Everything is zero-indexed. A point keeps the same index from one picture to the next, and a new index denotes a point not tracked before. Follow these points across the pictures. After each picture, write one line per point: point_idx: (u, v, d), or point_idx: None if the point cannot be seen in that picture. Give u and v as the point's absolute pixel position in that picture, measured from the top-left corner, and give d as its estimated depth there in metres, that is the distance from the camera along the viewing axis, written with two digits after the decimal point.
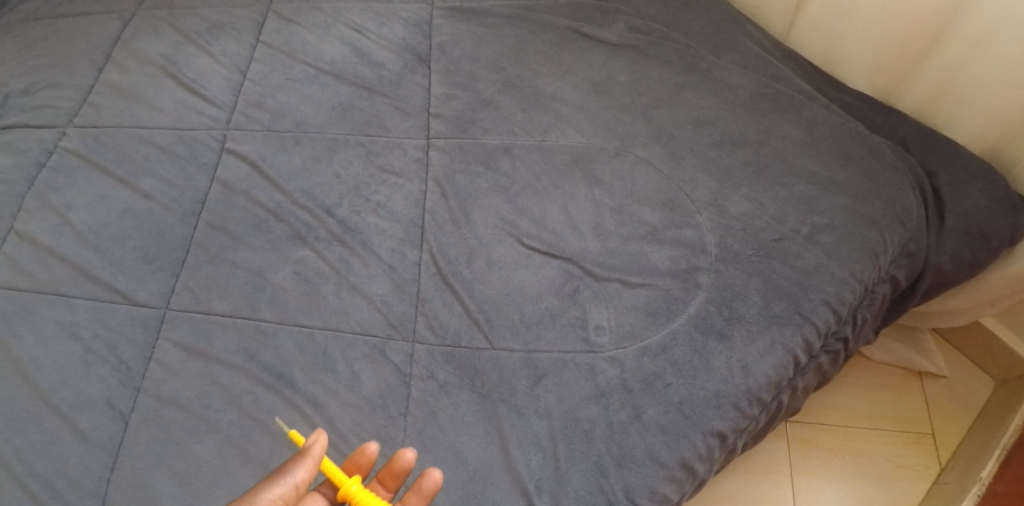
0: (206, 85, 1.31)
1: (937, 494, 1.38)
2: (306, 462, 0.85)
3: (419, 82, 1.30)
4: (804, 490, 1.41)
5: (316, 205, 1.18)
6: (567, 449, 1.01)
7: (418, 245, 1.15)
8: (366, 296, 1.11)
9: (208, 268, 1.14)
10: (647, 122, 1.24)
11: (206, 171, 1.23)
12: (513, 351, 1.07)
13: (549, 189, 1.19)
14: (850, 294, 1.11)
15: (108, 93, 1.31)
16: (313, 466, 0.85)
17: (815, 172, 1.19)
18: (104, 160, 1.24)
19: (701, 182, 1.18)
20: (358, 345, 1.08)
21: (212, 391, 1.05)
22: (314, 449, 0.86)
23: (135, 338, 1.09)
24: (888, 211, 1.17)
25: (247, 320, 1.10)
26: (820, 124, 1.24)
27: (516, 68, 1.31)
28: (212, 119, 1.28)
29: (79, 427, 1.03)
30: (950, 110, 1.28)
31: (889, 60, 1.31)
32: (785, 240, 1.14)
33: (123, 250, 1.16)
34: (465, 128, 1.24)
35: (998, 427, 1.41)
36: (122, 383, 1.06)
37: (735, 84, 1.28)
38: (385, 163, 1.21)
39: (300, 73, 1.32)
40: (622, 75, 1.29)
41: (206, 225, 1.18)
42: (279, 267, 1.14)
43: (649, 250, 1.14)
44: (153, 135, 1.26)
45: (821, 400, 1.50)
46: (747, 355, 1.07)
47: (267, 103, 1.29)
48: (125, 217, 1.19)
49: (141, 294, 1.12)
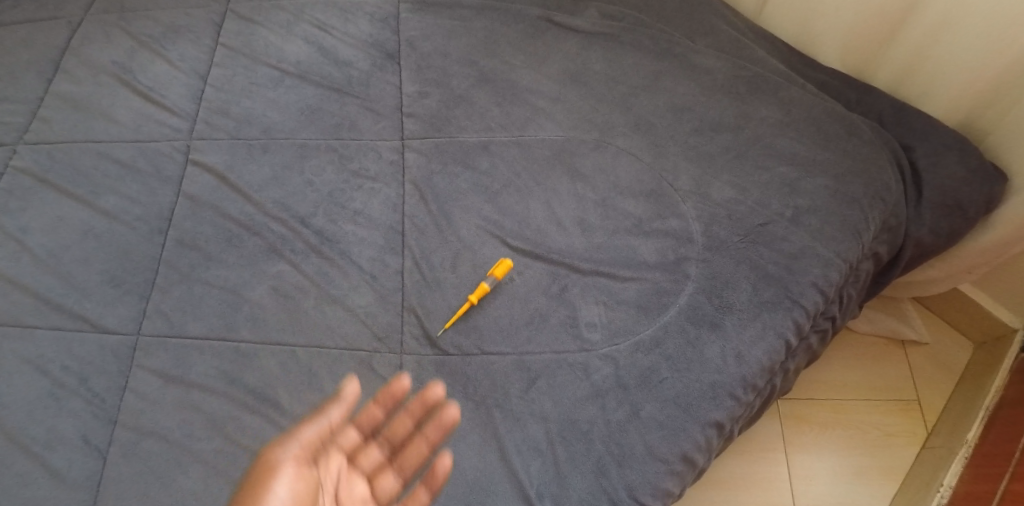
0: (164, 93, 1.25)
1: (926, 459, 1.40)
2: (339, 407, 0.85)
3: (389, 80, 1.25)
4: (798, 467, 1.42)
5: (290, 216, 1.14)
6: (566, 451, 1.00)
7: (400, 251, 1.11)
8: (349, 308, 1.07)
9: (180, 289, 1.09)
10: (626, 110, 1.22)
11: (171, 185, 1.17)
12: (504, 355, 1.05)
13: (531, 185, 1.16)
14: (836, 274, 1.10)
15: (59, 106, 1.24)
16: (347, 409, 0.86)
17: (795, 154, 1.18)
18: (59, 178, 1.17)
19: (684, 170, 1.16)
20: (344, 360, 1.04)
21: (193, 418, 1.01)
22: (348, 395, 0.85)
23: (106, 368, 1.04)
24: (869, 188, 1.16)
25: (225, 342, 1.06)
26: (798, 104, 1.22)
27: (489, 61, 1.27)
28: (173, 129, 1.22)
29: (53, 466, 0.98)
30: (923, 83, 1.28)
31: (861, 37, 1.30)
32: (770, 224, 1.12)
33: (87, 274, 1.10)
34: (440, 127, 1.20)
35: (980, 390, 1.42)
36: (96, 415, 1.01)
37: (712, 68, 1.26)
38: (359, 167, 1.17)
39: (264, 77, 1.26)
40: (598, 63, 1.27)
41: (174, 242, 1.12)
42: (256, 282, 1.09)
43: (636, 243, 1.12)
44: (111, 149, 1.20)
45: (808, 376, 1.51)
46: (740, 342, 1.05)
47: (231, 109, 1.23)
48: (86, 239, 1.13)
49: (109, 320, 1.07)
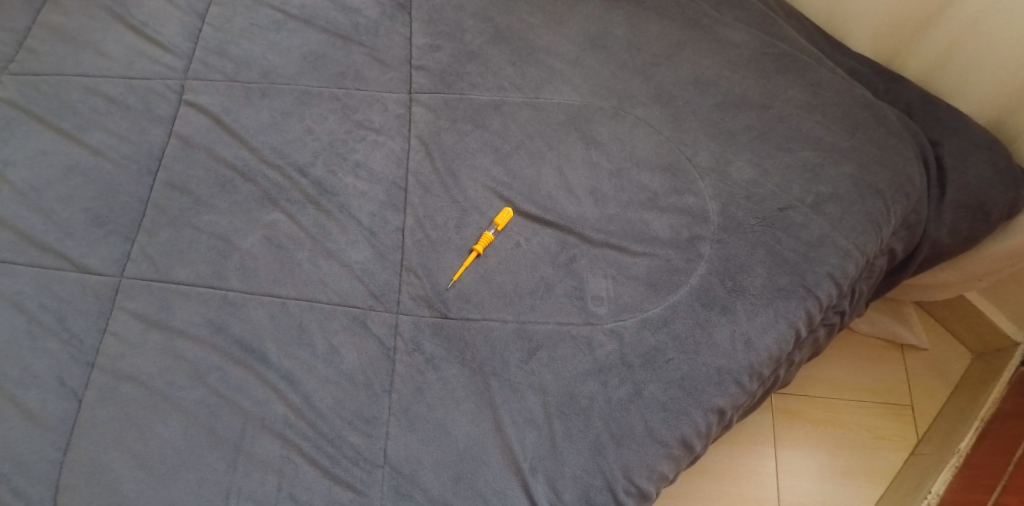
0: (159, 29, 1.18)
1: (914, 466, 1.34)
2: None
3: (398, 31, 1.19)
4: (785, 462, 1.35)
5: (288, 164, 1.08)
6: (563, 426, 0.95)
7: (401, 209, 1.06)
8: (345, 263, 1.02)
9: (167, 232, 1.04)
10: (646, 80, 1.16)
11: (162, 125, 1.11)
12: (505, 322, 1.00)
13: (543, 149, 1.11)
14: (853, 267, 1.05)
15: (46, 37, 1.17)
16: None
17: (821, 138, 1.12)
18: (44, 112, 1.11)
19: (704, 146, 1.11)
20: (336, 317, 1.00)
21: (175, 367, 0.97)
22: None
23: (86, 309, 0.99)
24: (894, 181, 1.10)
25: (212, 290, 1.01)
26: (826, 87, 1.17)
27: (505, 18, 1.21)
28: (167, 67, 1.15)
29: (26, 407, 0.94)
30: (956, 77, 1.22)
31: (898, 23, 1.24)
32: (789, 209, 1.07)
33: (69, 211, 1.05)
34: (451, 82, 1.15)
35: (976, 400, 1.36)
36: (73, 357, 0.97)
37: (739, 43, 1.20)
38: (363, 119, 1.12)
39: (266, 18, 1.20)
40: (619, 29, 1.21)
41: (164, 184, 1.07)
42: (247, 231, 1.04)
43: (649, 217, 1.07)
44: (100, 85, 1.13)
45: (806, 371, 1.44)
46: (750, 329, 1.00)
47: (229, 50, 1.17)
48: (69, 175, 1.07)
49: (92, 260, 1.02)
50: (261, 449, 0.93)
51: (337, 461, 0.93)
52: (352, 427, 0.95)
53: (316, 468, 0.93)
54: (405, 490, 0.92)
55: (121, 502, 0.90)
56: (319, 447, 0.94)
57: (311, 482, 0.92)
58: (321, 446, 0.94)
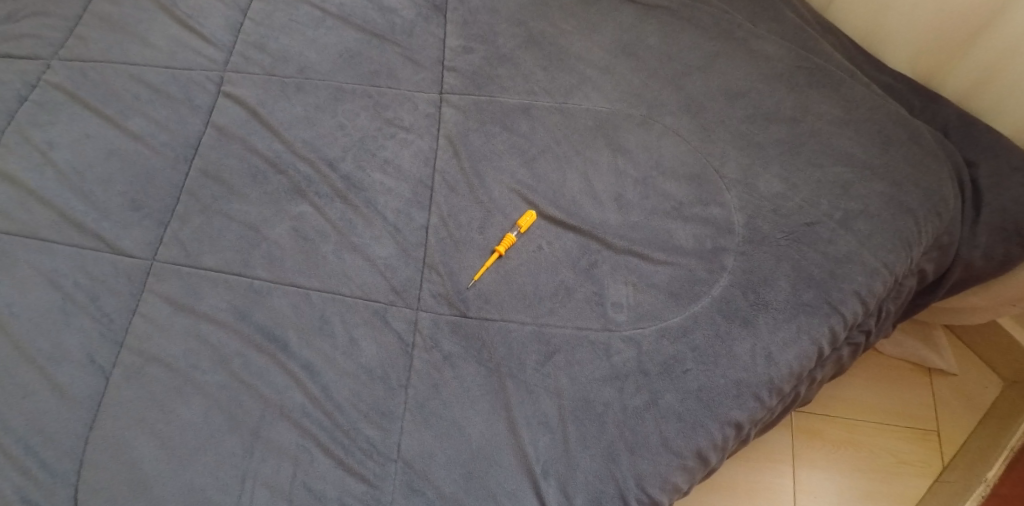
0: (203, 22, 1.21)
1: (939, 492, 1.31)
2: None
3: (432, 32, 1.21)
4: (803, 482, 1.33)
5: (318, 158, 1.11)
6: (578, 431, 0.95)
7: (426, 207, 1.08)
8: (368, 258, 1.04)
9: (199, 219, 1.06)
10: (676, 89, 1.16)
11: (200, 115, 1.14)
12: (523, 324, 1.00)
13: (569, 154, 1.11)
14: (880, 285, 1.03)
15: (96, 25, 1.21)
16: None
17: (852, 154, 1.11)
18: (89, 97, 1.15)
19: (732, 157, 1.11)
20: (357, 310, 1.01)
21: (200, 351, 0.99)
22: None
23: (118, 290, 1.02)
24: (926, 200, 1.08)
25: (239, 277, 1.03)
26: (860, 103, 1.15)
27: (539, 23, 1.23)
28: (208, 59, 1.18)
29: (56, 381, 0.97)
30: (995, 98, 1.20)
31: (938, 40, 1.22)
32: (817, 224, 1.05)
33: (108, 194, 1.08)
34: (481, 84, 1.16)
35: (1006, 429, 1.32)
36: (103, 336, 1.00)
37: (772, 55, 1.19)
38: (393, 117, 1.14)
39: (305, 15, 1.23)
40: (653, 37, 1.21)
41: (198, 172, 1.10)
42: (275, 221, 1.06)
43: (674, 227, 1.06)
44: (143, 73, 1.17)
45: (828, 391, 1.41)
46: (771, 343, 0.99)
47: (268, 45, 1.20)
48: (110, 159, 1.11)
49: (126, 243, 1.05)
50: (278, 436, 0.95)
51: (351, 452, 0.94)
52: (369, 420, 0.96)
53: (331, 459, 0.94)
54: (416, 485, 0.93)
55: (141, 479, 0.92)
56: (335, 438, 0.95)
57: (325, 472, 0.93)
58: (335, 437, 0.95)
